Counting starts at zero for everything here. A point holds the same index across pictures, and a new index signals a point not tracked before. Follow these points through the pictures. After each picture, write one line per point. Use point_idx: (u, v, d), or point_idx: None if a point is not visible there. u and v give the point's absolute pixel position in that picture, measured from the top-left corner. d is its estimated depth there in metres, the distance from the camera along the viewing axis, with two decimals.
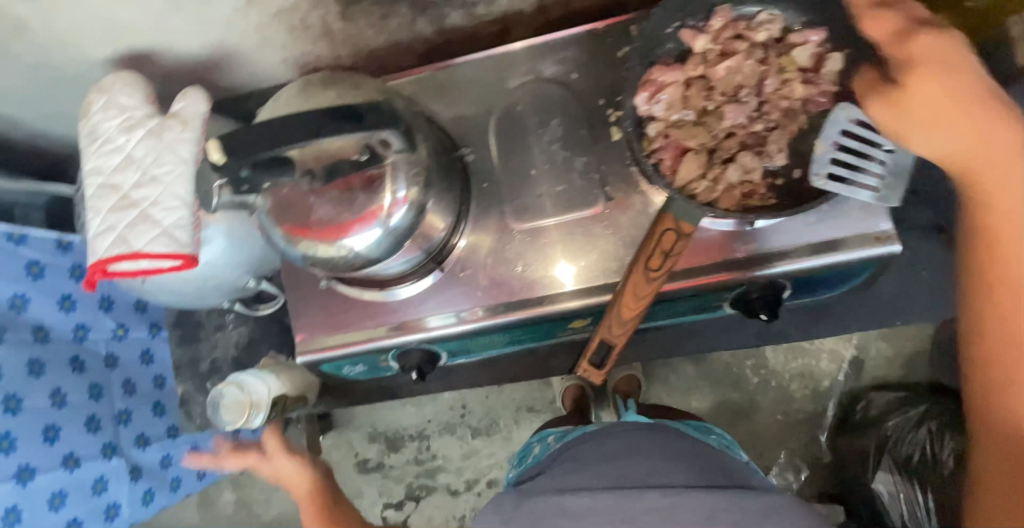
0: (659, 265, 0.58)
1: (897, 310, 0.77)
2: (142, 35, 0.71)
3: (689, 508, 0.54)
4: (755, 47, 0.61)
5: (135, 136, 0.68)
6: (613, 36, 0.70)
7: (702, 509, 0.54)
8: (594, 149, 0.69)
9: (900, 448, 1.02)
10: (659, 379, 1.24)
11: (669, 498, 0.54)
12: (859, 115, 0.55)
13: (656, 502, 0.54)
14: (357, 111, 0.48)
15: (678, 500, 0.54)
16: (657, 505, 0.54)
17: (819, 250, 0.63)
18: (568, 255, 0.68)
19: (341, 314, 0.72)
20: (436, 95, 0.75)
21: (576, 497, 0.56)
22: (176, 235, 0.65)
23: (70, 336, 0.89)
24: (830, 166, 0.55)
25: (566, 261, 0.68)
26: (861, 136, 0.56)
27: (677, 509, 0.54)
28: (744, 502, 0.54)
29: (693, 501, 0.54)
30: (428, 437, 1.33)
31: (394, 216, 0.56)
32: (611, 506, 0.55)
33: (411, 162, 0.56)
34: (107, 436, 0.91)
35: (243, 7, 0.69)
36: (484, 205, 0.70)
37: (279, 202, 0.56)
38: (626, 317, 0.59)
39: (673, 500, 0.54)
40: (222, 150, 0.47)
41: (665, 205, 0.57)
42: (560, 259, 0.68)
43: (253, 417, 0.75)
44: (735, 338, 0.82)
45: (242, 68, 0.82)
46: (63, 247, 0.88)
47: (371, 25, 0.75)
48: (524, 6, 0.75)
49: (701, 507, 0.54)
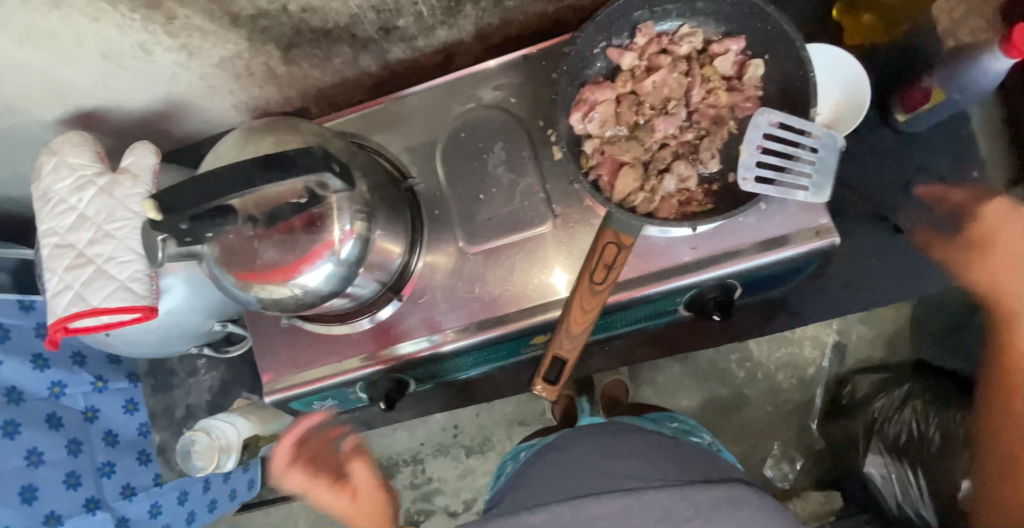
0: (603, 278, 0.60)
1: (851, 299, 0.79)
2: (89, 94, 0.73)
3: (643, 506, 0.55)
4: (679, 60, 0.63)
5: (87, 194, 0.69)
6: (547, 59, 0.73)
7: (657, 507, 0.55)
8: (538, 169, 0.71)
9: (886, 430, 1.03)
10: (647, 381, 1.23)
11: (624, 499, 0.56)
12: (780, 118, 0.57)
13: (612, 506, 0.55)
14: (289, 157, 0.50)
15: (632, 499, 0.55)
16: (611, 509, 0.55)
17: (767, 247, 0.64)
18: (563, 263, 0.69)
19: (307, 351, 0.73)
20: (383, 128, 0.77)
21: (533, 512, 0.56)
22: (133, 288, 0.68)
23: (45, 394, 0.89)
24: (757, 170, 0.57)
25: (561, 269, 0.69)
26: (784, 139, 0.58)
27: (632, 508, 0.55)
28: (696, 496, 0.56)
29: (648, 500, 0.55)
30: (422, 460, 1.32)
31: (342, 250, 0.58)
32: (565, 516, 0.55)
33: (353, 199, 0.58)
34: (89, 491, 0.89)
35: (185, 61, 0.70)
36: (437, 232, 0.72)
37: (225, 249, 0.57)
38: (576, 330, 0.62)
39: (626, 502, 0.55)
40: (158, 208, 0.48)
41: (606, 220, 0.60)
42: (557, 267, 0.69)
43: (223, 460, 0.79)
44: (697, 338, 0.84)
45: (194, 116, 0.83)
46: (26, 307, 0.89)
47: (315, 66, 0.77)
48: (463, 35, 0.77)
49: (657, 506, 0.55)
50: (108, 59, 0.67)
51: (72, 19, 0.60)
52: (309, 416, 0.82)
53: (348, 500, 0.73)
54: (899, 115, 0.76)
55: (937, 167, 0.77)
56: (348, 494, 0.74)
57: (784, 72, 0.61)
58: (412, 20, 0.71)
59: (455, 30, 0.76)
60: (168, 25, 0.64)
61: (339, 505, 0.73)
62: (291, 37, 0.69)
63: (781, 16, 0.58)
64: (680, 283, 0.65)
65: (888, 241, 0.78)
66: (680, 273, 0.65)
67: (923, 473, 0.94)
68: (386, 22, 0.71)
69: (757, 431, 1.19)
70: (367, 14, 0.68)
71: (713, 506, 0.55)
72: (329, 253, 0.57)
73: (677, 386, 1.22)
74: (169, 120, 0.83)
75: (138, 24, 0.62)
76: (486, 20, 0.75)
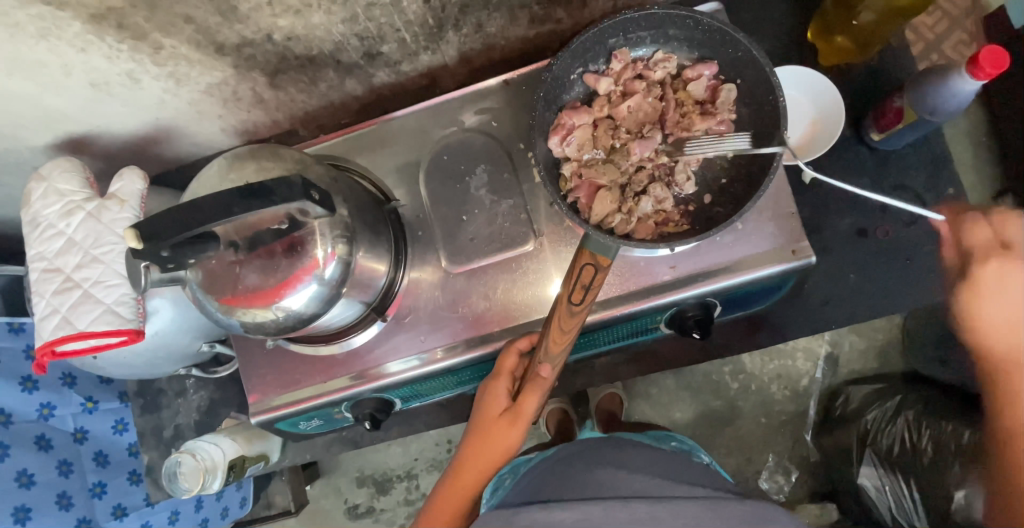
0: (581, 298, 0.59)
1: (832, 316, 0.79)
2: (79, 121, 0.74)
3: (672, 512, 0.57)
4: (652, 85, 0.65)
5: (74, 220, 0.70)
6: (528, 83, 0.75)
7: (686, 516, 0.57)
8: (520, 191, 0.72)
9: (880, 441, 1.02)
10: (638, 395, 1.26)
11: (652, 506, 0.57)
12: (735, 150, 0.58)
13: (642, 511, 0.57)
14: (267, 187, 0.51)
15: (661, 506, 0.57)
16: (643, 513, 0.57)
17: (752, 264, 0.65)
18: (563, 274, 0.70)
19: (293, 371, 0.74)
20: (369, 150, 0.78)
21: (563, 511, 0.58)
22: (120, 312, 0.69)
23: (34, 416, 0.89)
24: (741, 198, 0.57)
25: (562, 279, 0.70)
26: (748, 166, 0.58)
27: (661, 512, 0.57)
28: (725, 508, 0.58)
29: (677, 508, 0.57)
30: (416, 476, 1.35)
31: (325, 272, 0.59)
32: (596, 516, 0.57)
33: (334, 224, 0.59)
34: (82, 511, 0.91)
35: (173, 87, 0.72)
36: (420, 252, 0.73)
37: (207, 273, 0.58)
38: (554, 351, 0.61)
39: (656, 509, 0.57)
40: (139, 237, 0.49)
41: (583, 241, 0.59)
42: (556, 276, 0.70)
43: (209, 482, 0.79)
44: (681, 355, 0.84)
45: (183, 139, 0.85)
46: (15, 330, 0.90)
47: (302, 90, 0.78)
48: (447, 60, 0.79)
49: (685, 514, 0.57)
50: (97, 87, 0.69)
51: (60, 50, 0.61)
52: (296, 436, 0.82)
53: (493, 415, 0.66)
54: (873, 133, 0.78)
55: (914, 185, 0.79)
56: (499, 408, 0.66)
57: (755, 96, 0.62)
58: (396, 46, 0.73)
59: (438, 55, 0.77)
60: (155, 55, 0.65)
61: (481, 412, 0.67)
62: (276, 63, 0.71)
63: (750, 41, 0.59)
64: (660, 300, 0.66)
65: (868, 258, 0.78)
66: (660, 292, 0.66)
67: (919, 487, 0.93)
68: (370, 49, 0.72)
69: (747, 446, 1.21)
70: (350, 42, 0.70)
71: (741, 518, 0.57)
72: (310, 276, 0.58)
73: (670, 401, 1.25)
74: (159, 143, 0.84)
75: (125, 54, 0.64)
76: (469, 45, 0.77)
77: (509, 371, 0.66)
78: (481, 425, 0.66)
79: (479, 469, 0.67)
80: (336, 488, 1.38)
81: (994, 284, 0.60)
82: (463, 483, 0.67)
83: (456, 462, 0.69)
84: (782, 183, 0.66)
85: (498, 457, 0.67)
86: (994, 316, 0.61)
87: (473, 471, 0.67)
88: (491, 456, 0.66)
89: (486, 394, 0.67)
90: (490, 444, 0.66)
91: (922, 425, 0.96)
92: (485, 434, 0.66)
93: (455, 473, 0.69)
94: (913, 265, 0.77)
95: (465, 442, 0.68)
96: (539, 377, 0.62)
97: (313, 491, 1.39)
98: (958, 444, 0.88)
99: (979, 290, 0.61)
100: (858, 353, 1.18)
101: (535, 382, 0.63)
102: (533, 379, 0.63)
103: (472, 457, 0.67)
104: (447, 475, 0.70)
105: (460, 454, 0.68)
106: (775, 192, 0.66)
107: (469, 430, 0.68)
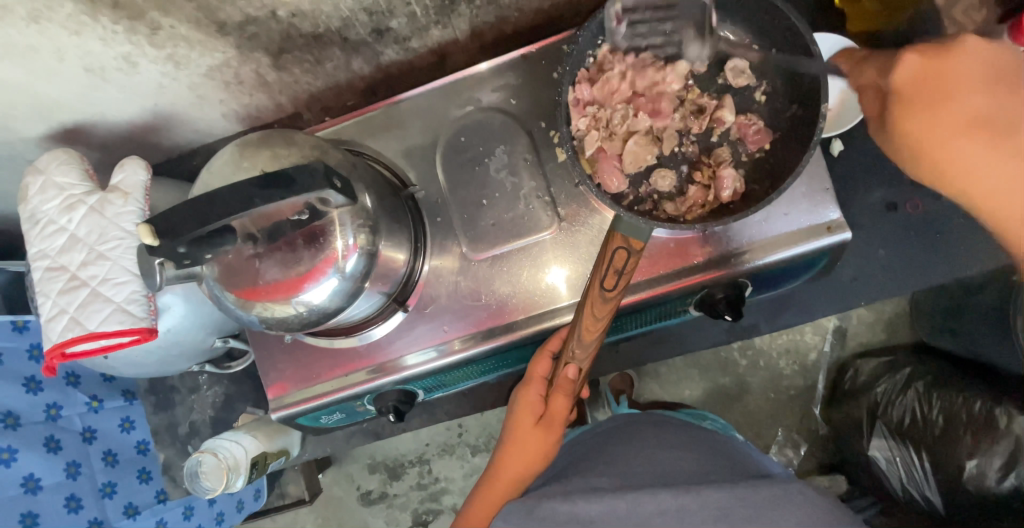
0: (613, 285, 0.56)
1: (861, 292, 0.79)
2: (76, 109, 0.71)
3: (699, 503, 0.57)
4: (678, 63, 0.63)
5: (76, 215, 0.67)
6: (546, 58, 0.72)
7: (713, 507, 0.56)
8: (542, 172, 0.70)
9: (891, 413, 1.01)
10: (650, 374, 1.25)
11: (680, 497, 0.57)
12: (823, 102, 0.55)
13: (668, 503, 0.57)
14: (288, 176, 0.48)
15: (688, 498, 0.57)
16: (669, 506, 0.57)
17: (786, 242, 0.62)
18: (559, 261, 0.68)
19: (311, 365, 0.71)
20: (380, 134, 0.75)
21: (587, 502, 0.59)
22: (131, 310, 0.66)
23: (42, 417, 0.87)
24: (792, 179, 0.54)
25: (557, 267, 0.68)
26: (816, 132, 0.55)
27: (690, 504, 0.57)
28: (753, 497, 0.57)
29: (705, 499, 0.57)
30: (428, 461, 1.34)
31: (347, 265, 0.56)
32: (622, 509, 0.58)
33: (355, 213, 0.57)
34: (93, 512, 0.89)
35: (171, 71, 0.68)
36: (439, 238, 0.70)
37: (224, 268, 0.56)
38: (588, 340, 0.58)
39: (683, 500, 0.57)
40: (154, 234, 0.47)
41: (613, 225, 0.56)
42: (553, 265, 0.68)
43: (232, 480, 0.78)
44: (703, 333, 0.85)
45: (182, 127, 0.81)
46: (20, 328, 0.87)
47: (306, 71, 0.74)
48: (457, 35, 0.75)
49: (713, 506, 0.56)
50: (92, 73, 0.65)
51: (51, 33, 0.57)
52: (317, 430, 0.81)
53: (527, 423, 0.67)
54: None
55: None
56: (534, 414, 0.67)
57: (789, 66, 0.62)
58: (405, 21, 0.68)
59: (449, 29, 0.73)
60: (153, 36, 0.61)
61: (514, 419, 0.68)
62: (280, 42, 0.67)
63: (788, 7, 0.57)
64: (690, 284, 0.64)
65: (898, 233, 0.78)
66: (692, 275, 0.64)
67: (926, 455, 0.94)
68: (378, 24, 0.68)
69: (759, 421, 1.21)
70: (358, 17, 0.65)
71: (773, 508, 0.56)
72: (331, 269, 0.55)
73: (680, 379, 1.24)
74: (157, 131, 0.81)
75: (121, 36, 0.60)
76: (481, 17, 0.72)
77: (540, 377, 0.66)
78: (515, 432, 0.68)
79: (512, 476, 0.68)
80: (348, 475, 1.38)
81: (925, 86, 0.50)
82: (498, 487, 0.68)
83: (492, 467, 0.70)
84: (817, 159, 0.64)
85: (532, 462, 0.68)
86: (963, 97, 0.50)
87: (507, 476, 0.68)
88: (524, 462, 0.68)
89: (519, 402, 0.68)
90: (524, 451, 0.67)
91: (934, 397, 0.96)
92: (520, 440, 0.67)
93: (488, 479, 0.70)
94: (939, 238, 0.77)
95: (499, 447, 0.70)
96: (567, 379, 0.61)
97: (325, 479, 1.39)
98: (970, 414, 0.90)
99: (907, 92, 0.51)
100: (866, 327, 1.16)
101: (562, 387, 0.63)
102: (559, 384, 0.63)
103: (507, 461, 0.68)
104: (484, 478, 0.71)
105: (495, 460, 0.70)
106: (809, 168, 0.64)
107: (504, 435, 0.70)
